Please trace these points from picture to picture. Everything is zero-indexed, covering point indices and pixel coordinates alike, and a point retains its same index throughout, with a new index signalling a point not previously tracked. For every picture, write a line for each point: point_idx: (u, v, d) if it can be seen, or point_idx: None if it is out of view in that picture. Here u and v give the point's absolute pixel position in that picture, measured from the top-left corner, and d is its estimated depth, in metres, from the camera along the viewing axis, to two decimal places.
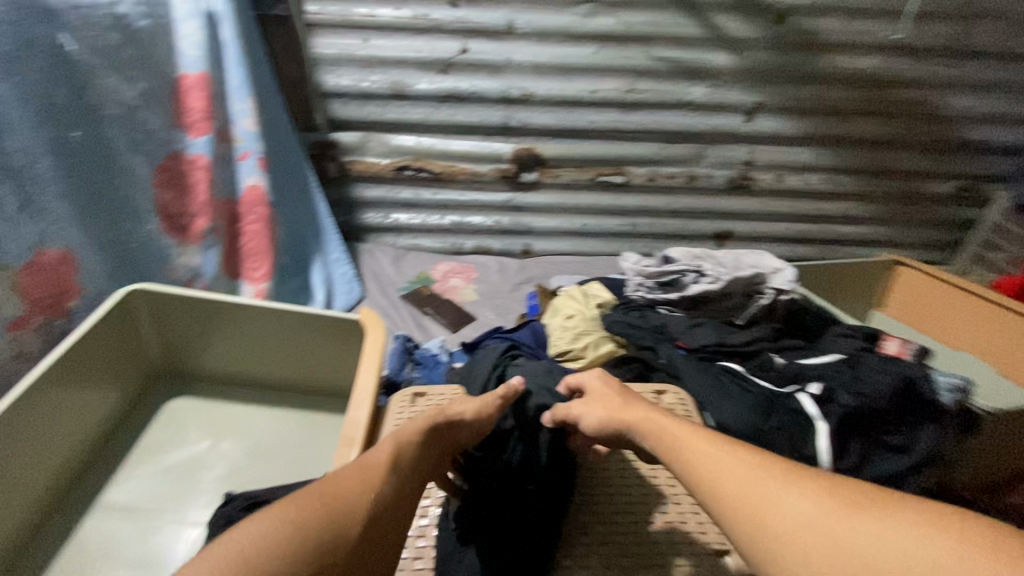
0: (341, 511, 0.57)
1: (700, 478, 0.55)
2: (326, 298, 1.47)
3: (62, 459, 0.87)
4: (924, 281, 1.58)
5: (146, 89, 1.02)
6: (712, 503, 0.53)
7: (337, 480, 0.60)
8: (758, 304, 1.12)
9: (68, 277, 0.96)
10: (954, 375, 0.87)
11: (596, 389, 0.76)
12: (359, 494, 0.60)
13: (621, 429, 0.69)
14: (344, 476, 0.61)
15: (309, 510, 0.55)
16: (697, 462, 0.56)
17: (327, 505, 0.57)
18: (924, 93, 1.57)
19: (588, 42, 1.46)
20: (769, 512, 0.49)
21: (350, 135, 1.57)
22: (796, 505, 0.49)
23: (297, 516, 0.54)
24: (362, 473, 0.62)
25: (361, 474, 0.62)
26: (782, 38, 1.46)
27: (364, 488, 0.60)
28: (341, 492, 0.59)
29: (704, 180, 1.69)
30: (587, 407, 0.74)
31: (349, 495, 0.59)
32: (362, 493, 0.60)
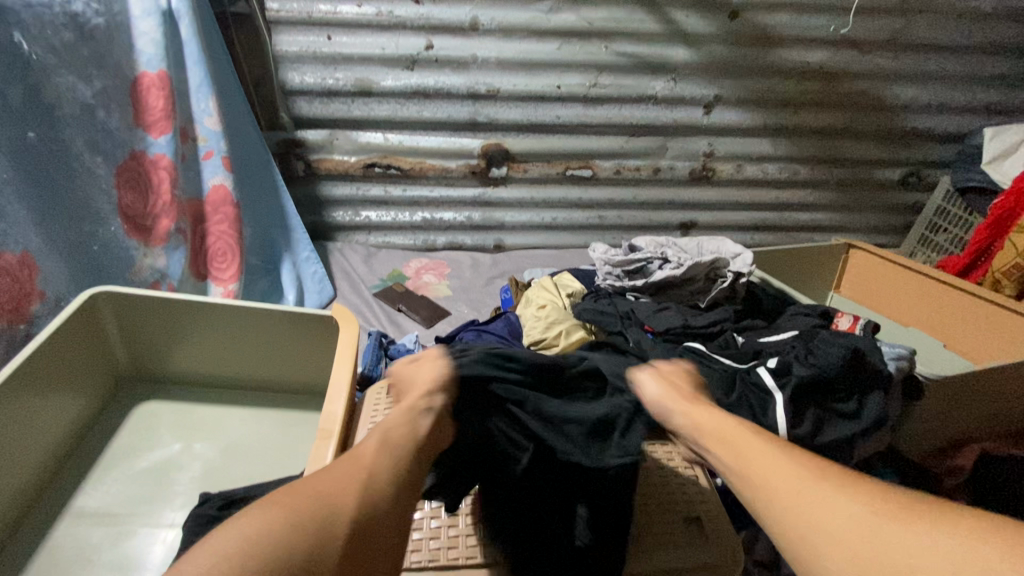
0: (338, 500, 0.51)
1: (752, 480, 0.60)
2: (297, 297, 1.46)
3: (29, 467, 0.85)
4: (875, 263, 1.67)
5: (104, 88, 1.00)
6: (765, 510, 0.58)
7: (328, 474, 0.54)
8: (720, 286, 1.17)
9: (28, 281, 0.93)
10: (899, 347, 0.93)
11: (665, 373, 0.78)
12: (355, 483, 0.54)
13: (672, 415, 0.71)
14: (335, 472, 0.55)
15: (302, 505, 0.50)
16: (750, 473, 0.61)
17: (324, 500, 0.51)
18: (869, 84, 1.65)
19: (552, 38, 1.49)
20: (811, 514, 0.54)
21: (316, 133, 1.56)
22: (839, 504, 0.54)
23: (290, 513, 0.49)
24: (353, 464, 0.56)
25: (354, 466, 0.56)
26: (737, 32, 1.52)
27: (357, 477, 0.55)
28: (336, 483, 0.53)
29: (668, 172, 1.74)
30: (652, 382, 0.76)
31: (345, 488, 0.53)
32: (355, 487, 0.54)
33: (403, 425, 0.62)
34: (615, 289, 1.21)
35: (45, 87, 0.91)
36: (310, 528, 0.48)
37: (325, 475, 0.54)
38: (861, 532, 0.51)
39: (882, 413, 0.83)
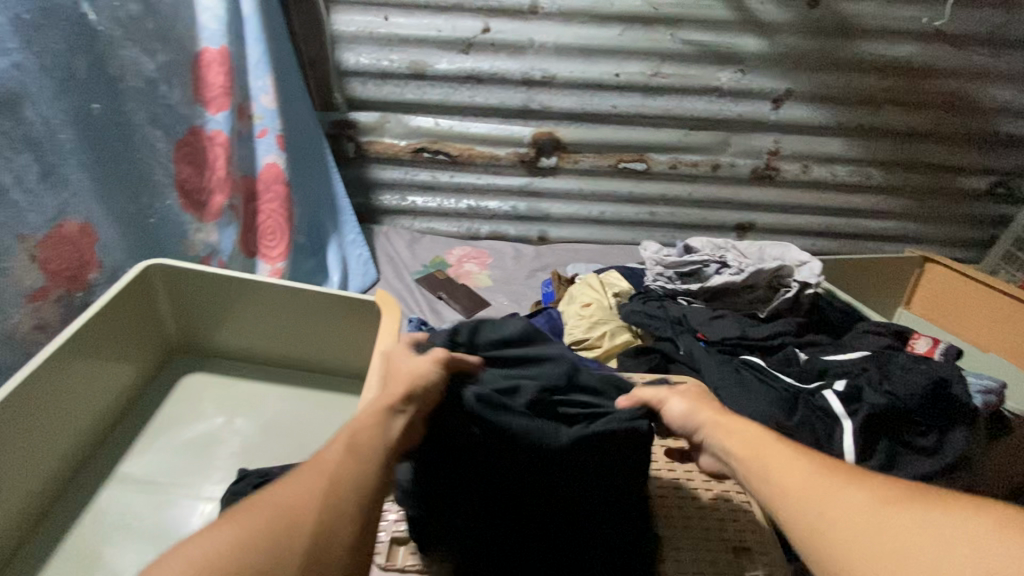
0: (286, 522, 0.44)
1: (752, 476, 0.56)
2: (341, 279, 1.46)
3: (80, 430, 0.88)
4: (955, 279, 1.53)
5: (166, 62, 1.02)
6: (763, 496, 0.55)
7: (284, 484, 0.47)
8: (783, 297, 1.10)
9: (87, 249, 0.94)
10: (987, 378, 0.85)
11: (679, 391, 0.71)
12: (314, 497, 0.46)
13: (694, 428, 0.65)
14: (293, 479, 0.47)
15: (242, 526, 0.43)
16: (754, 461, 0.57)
17: (270, 519, 0.43)
18: (963, 83, 1.50)
19: (614, 23, 1.41)
20: (813, 507, 0.51)
21: (368, 115, 1.55)
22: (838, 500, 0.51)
23: (229, 539, 0.42)
24: (308, 473, 0.48)
25: (316, 472, 0.48)
26: (815, 22, 1.41)
27: (317, 490, 0.46)
28: (292, 495, 0.46)
29: (728, 169, 1.64)
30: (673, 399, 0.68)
31: (300, 505, 0.45)
32: (309, 505, 0.45)
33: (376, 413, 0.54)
34: (667, 291, 1.15)
35: (111, 59, 0.93)
36: (252, 557, 0.41)
37: (284, 482, 0.47)
38: (870, 530, 0.47)
39: (964, 453, 0.76)
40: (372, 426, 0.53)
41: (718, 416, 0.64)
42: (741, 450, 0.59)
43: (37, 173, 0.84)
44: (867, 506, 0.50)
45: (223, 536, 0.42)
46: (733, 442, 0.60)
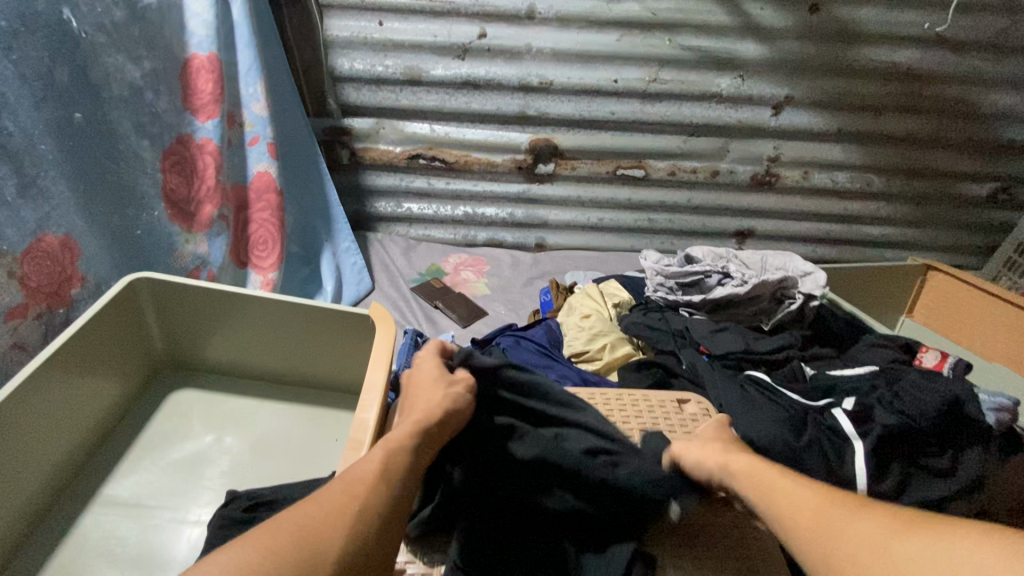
0: (315, 548, 0.47)
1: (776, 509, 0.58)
2: (335, 288, 1.43)
3: (63, 452, 0.84)
4: (958, 287, 1.51)
5: (152, 69, 0.99)
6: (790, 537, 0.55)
7: (311, 508, 0.50)
8: (788, 309, 1.08)
9: (69, 264, 0.92)
10: (1001, 396, 0.84)
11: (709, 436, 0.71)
12: (341, 526, 0.50)
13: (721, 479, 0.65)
14: (321, 502, 0.51)
15: (274, 551, 0.46)
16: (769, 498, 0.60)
17: (299, 545, 0.47)
18: (964, 90, 1.48)
19: (612, 29, 1.39)
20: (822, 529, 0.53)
21: (362, 121, 1.52)
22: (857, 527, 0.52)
23: (259, 561, 0.45)
24: (336, 498, 0.51)
25: (343, 497, 0.52)
26: (816, 28, 1.39)
27: (345, 517, 0.50)
28: (319, 521, 0.49)
29: (727, 175, 1.62)
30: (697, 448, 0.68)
31: (328, 530, 0.49)
32: (336, 531, 0.49)
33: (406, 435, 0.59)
34: (668, 302, 1.13)
35: (94, 66, 0.90)
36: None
37: (309, 506, 0.51)
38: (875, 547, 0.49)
39: (979, 475, 0.74)
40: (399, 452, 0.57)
41: (721, 457, 0.66)
42: (754, 488, 0.61)
43: (15, 186, 0.82)
44: (873, 523, 0.52)
45: (255, 557, 0.45)
46: (740, 479, 0.63)
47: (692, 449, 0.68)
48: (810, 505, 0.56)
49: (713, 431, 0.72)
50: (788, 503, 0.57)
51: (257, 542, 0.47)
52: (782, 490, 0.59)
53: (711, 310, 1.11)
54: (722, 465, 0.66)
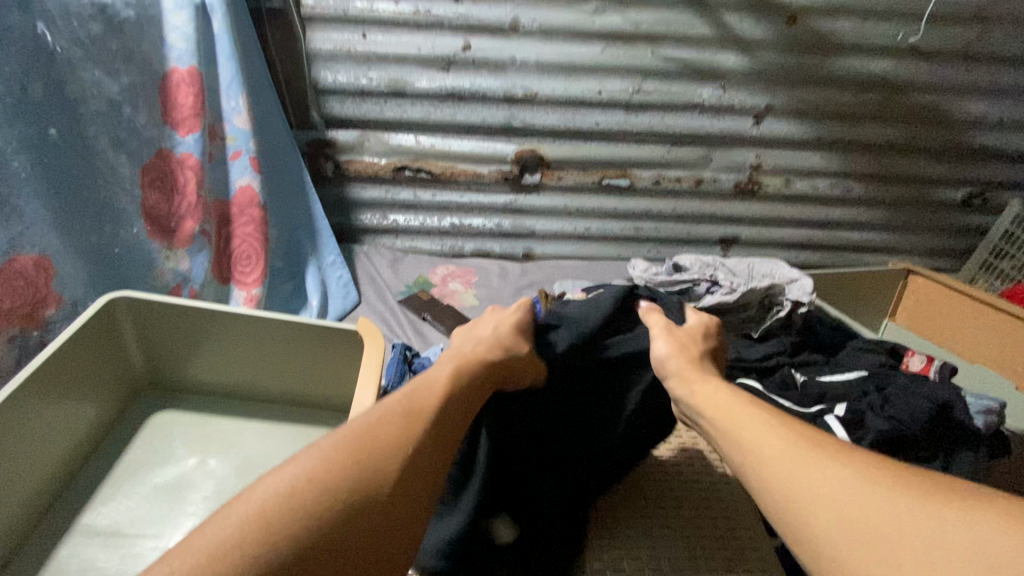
0: (371, 469, 0.53)
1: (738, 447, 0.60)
2: (321, 303, 1.40)
3: (41, 478, 0.81)
4: (937, 291, 1.54)
5: (132, 83, 0.97)
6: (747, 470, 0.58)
7: (365, 430, 0.56)
8: (775, 316, 1.10)
9: (43, 284, 0.90)
10: (987, 398, 0.88)
11: (688, 333, 0.80)
12: (392, 449, 0.56)
13: (675, 374, 0.73)
14: (376, 424, 0.57)
15: (333, 466, 0.52)
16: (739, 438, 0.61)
17: (360, 467, 0.53)
18: (938, 97, 1.52)
19: (595, 41, 1.41)
20: (804, 495, 0.52)
21: (346, 134, 1.51)
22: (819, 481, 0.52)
23: (323, 471, 0.52)
24: (383, 422, 0.58)
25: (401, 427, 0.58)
26: (794, 39, 1.42)
27: (397, 450, 0.56)
28: (374, 443, 0.55)
29: (711, 184, 1.64)
30: (668, 336, 0.78)
31: (382, 455, 0.55)
32: (391, 459, 0.55)
33: (456, 377, 0.66)
34: None
35: (70, 81, 0.89)
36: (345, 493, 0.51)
37: (377, 432, 0.56)
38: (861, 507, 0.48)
39: (969, 476, 0.78)
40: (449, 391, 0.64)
41: (687, 371, 0.72)
42: (726, 426, 0.63)
43: None
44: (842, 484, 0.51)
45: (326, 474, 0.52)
46: (708, 409, 0.67)
47: (665, 341, 0.78)
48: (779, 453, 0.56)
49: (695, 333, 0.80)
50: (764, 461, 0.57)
51: (315, 455, 0.53)
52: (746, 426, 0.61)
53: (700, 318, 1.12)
54: (687, 381, 0.71)
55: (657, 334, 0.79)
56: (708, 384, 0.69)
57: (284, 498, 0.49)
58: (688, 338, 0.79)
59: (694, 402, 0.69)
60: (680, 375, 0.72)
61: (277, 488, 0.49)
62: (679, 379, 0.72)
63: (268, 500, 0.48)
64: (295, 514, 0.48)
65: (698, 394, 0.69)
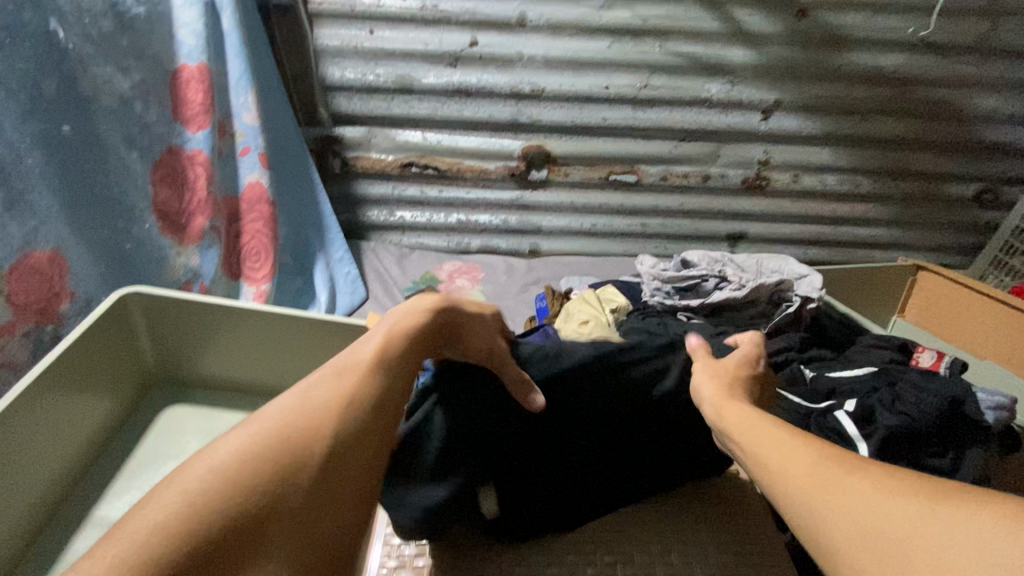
0: (298, 437, 0.53)
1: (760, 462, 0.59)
2: (330, 299, 1.41)
3: (57, 470, 0.83)
4: (947, 287, 1.53)
5: (143, 80, 0.99)
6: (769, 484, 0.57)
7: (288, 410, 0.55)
8: (784, 312, 1.09)
9: (58, 279, 0.91)
10: (999, 394, 0.87)
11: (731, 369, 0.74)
12: (319, 426, 0.54)
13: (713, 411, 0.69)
14: (300, 404, 0.56)
15: (258, 448, 0.51)
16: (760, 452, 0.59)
17: (286, 434, 0.53)
18: (948, 92, 1.51)
19: (602, 36, 1.40)
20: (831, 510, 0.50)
21: (354, 130, 1.51)
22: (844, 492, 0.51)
23: (245, 454, 0.50)
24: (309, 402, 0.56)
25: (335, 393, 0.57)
26: (803, 33, 1.41)
27: (325, 430, 0.54)
28: (298, 421, 0.54)
29: (718, 180, 1.63)
30: (707, 377, 0.73)
31: (308, 434, 0.53)
32: (317, 437, 0.53)
33: (388, 340, 0.64)
34: (665, 307, 1.14)
35: (82, 78, 0.89)
36: (269, 459, 0.50)
37: (305, 401, 0.56)
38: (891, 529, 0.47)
39: (981, 471, 0.77)
40: (381, 362, 0.62)
41: (721, 402, 0.68)
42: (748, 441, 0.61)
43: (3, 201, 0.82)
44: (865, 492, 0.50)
45: (247, 443, 0.51)
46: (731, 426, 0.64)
47: (703, 379, 0.73)
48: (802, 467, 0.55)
49: (732, 365, 0.75)
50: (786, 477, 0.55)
51: (236, 442, 0.51)
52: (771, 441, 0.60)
53: (708, 314, 1.12)
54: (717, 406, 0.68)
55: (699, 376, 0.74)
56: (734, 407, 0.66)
57: (204, 486, 0.47)
58: (728, 374, 0.74)
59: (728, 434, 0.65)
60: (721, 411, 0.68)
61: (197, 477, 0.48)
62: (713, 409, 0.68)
63: (188, 490, 0.47)
64: (220, 487, 0.47)
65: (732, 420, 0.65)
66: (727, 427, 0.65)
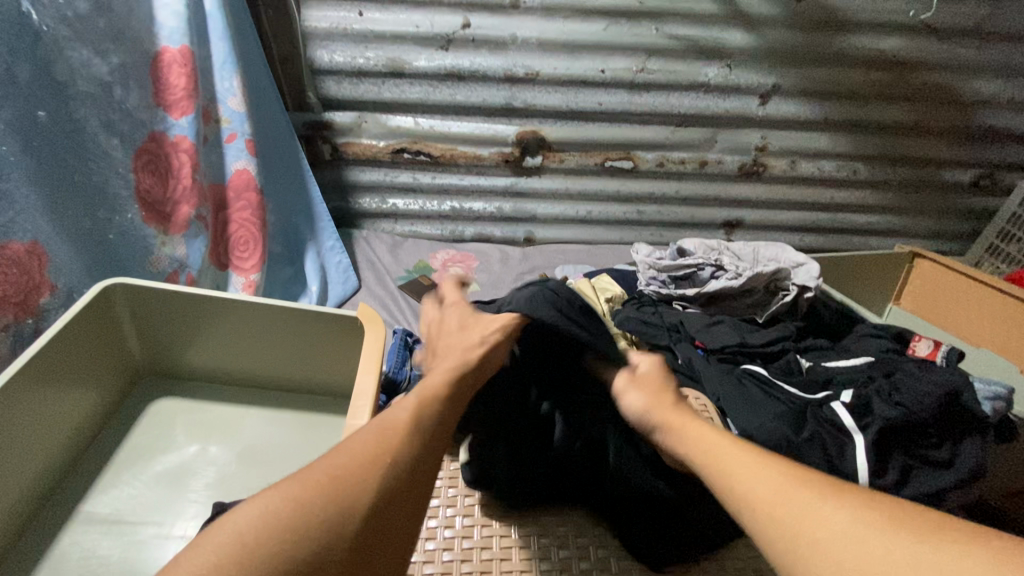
0: (351, 482, 0.47)
1: (732, 488, 0.55)
2: (321, 287, 1.39)
3: (40, 468, 0.81)
4: (945, 273, 1.52)
5: (121, 64, 0.94)
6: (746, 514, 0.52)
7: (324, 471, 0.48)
8: (781, 301, 1.09)
9: (36, 271, 0.88)
10: (996, 384, 0.88)
11: (646, 376, 0.74)
12: (351, 501, 0.46)
13: (657, 426, 0.68)
14: (333, 466, 0.48)
15: (307, 500, 0.45)
16: (732, 477, 0.56)
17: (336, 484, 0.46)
18: (948, 76, 1.49)
19: (599, 18, 1.37)
20: (820, 538, 0.46)
21: (344, 115, 1.48)
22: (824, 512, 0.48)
23: (258, 530, 0.42)
24: (344, 465, 0.48)
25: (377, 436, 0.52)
26: (803, 16, 1.38)
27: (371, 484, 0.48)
28: (333, 495, 0.46)
29: (715, 166, 1.61)
30: (631, 392, 0.72)
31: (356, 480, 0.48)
32: (351, 514, 0.45)
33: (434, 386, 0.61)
34: (661, 296, 1.12)
35: (57, 61, 0.86)
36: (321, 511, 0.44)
37: (352, 445, 0.51)
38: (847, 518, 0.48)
39: (978, 464, 0.77)
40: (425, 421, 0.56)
41: (676, 417, 0.67)
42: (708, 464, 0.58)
43: None
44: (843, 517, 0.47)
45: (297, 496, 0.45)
46: (691, 451, 0.62)
47: (630, 392, 0.73)
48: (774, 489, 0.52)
49: (655, 376, 0.74)
50: (752, 493, 0.53)
51: (265, 518, 0.43)
52: (739, 469, 0.56)
53: (705, 303, 1.11)
54: (662, 411, 0.68)
55: (629, 393, 0.72)
56: (693, 424, 0.65)
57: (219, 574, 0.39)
58: (657, 386, 0.73)
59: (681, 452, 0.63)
60: (654, 425, 0.68)
61: (211, 552, 0.40)
62: (659, 429, 0.68)
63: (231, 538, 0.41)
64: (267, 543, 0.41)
65: (680, 426, 0.65)
66: (673, 434, 0.65)
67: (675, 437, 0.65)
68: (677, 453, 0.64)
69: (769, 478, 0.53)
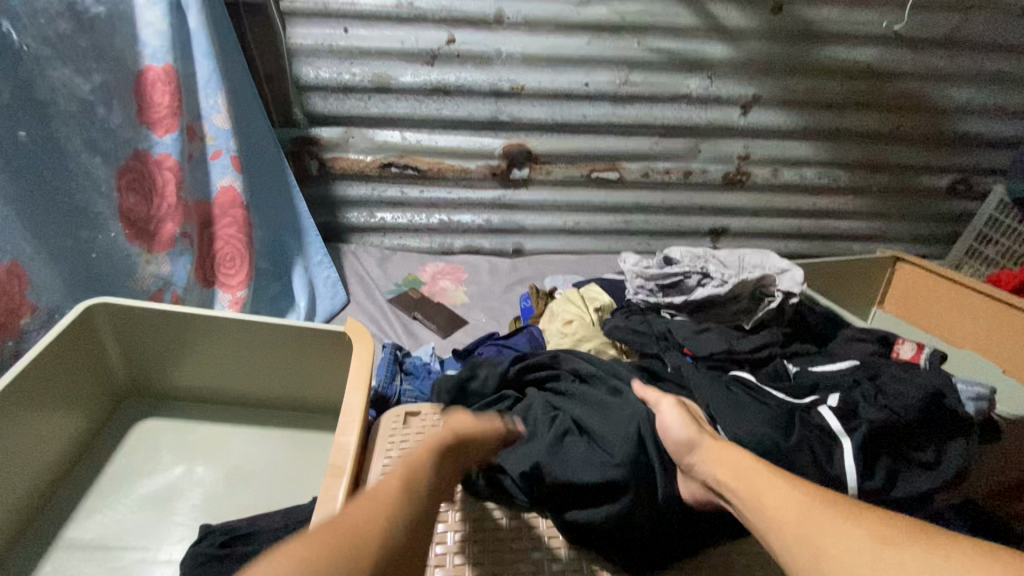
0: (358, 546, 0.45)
1: (761, 509, 0.61)
2: (309, 303, 1.38)
3: (21, 494, 0.79)
4: (928, 278, 1.55)
5: (104, 83, 0.94)
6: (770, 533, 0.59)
7: (329, 534, 0.45)
8: (767, 306, 1.10)
9: (16, 292, 0.89)
10: (977, 384, 0.89)
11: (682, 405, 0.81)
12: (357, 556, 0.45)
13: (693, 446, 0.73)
14: (341, 525, 0.47)
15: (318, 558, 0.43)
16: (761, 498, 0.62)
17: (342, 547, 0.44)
18: (922, 85, 1.53)
19: (582, 32, 1.39)
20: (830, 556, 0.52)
21: (331, 130, 1.48)
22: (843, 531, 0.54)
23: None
24: (354, 528, 0.47)
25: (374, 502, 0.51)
26: (781, 28, 1.41)
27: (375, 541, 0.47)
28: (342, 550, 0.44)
29: (700, 175, 1.63)
30: (666, 411, 0.79)
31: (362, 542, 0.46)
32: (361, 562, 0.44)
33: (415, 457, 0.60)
34: (649, 304, 1.13)
35: (38, 82, 0.87)
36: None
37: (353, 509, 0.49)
38: (874, 562, 0.50)
39: (965, 464, 0.78)
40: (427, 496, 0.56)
41: (715, 442, 0.72)
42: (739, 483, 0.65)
43: None
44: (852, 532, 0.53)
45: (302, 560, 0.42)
46: (726, 474, 0.67)
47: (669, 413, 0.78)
48: (800, 510, 0.58)
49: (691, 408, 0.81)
50: (776, 516, 0.59)
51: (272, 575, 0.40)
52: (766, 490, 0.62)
53: (692, 310, 1.12)
54: (706, 444, 0.72)
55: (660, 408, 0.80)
56: (731, 448, 0.70)
57: None
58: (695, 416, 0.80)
59: (712, 471, 0.70)
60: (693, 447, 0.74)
61: None
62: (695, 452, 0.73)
63: None
64: None
65: (717, 456, 0.70)
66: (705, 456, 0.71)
67: (714, 458, 0.70)
68: (708, 470, 0.70)
69: (795, 502, 0.59)
